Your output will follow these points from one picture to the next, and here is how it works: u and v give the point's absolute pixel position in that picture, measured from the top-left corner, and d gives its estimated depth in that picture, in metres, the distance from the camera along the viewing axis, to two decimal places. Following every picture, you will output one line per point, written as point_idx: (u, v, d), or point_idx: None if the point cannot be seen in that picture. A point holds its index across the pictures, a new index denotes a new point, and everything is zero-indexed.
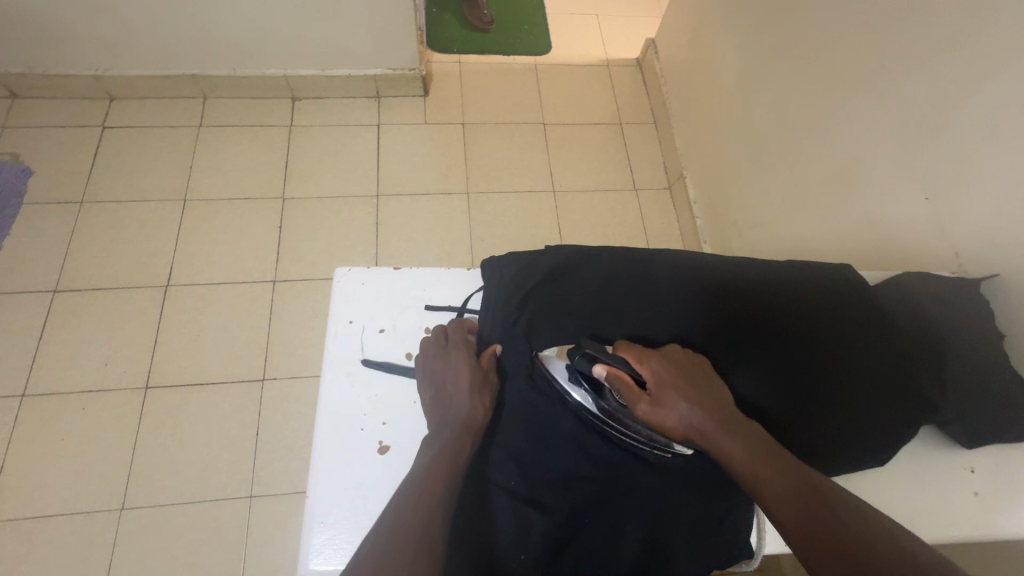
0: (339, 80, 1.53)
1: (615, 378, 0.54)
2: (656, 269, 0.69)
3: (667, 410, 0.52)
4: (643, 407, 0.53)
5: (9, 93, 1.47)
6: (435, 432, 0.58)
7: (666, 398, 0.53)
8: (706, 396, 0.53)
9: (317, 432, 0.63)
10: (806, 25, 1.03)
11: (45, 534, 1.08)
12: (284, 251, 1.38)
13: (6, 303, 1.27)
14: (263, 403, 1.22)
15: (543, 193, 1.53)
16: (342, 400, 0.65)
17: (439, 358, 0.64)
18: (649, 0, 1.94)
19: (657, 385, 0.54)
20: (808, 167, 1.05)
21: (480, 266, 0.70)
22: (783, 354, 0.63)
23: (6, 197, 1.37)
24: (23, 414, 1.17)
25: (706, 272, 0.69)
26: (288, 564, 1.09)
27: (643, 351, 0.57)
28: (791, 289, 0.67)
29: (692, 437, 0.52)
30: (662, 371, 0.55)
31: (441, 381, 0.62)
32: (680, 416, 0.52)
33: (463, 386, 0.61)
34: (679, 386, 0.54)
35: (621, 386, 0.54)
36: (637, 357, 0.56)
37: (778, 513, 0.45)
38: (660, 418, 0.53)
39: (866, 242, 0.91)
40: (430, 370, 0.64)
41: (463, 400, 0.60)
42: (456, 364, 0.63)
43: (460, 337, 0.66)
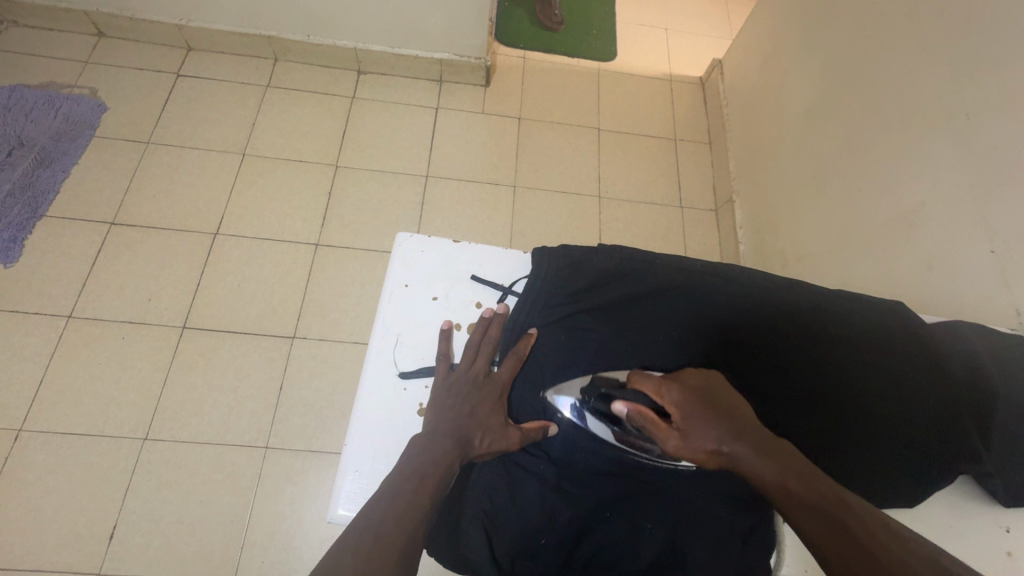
0: (407, 60, 1.56)
1: (638, 415, 0.53)
2: (711, 281, 0.68)
3: (696, 442, 0.49)
4: (673, 442, 0.50)
5: (96, 31, 1.54)
6: (437, 431, 0.55)
7: (693, 429, 0.50)
8: (730, 421, 0.49)
9: (361, 384, 0.65)
10: (888, 63, 1.02)
11: (71, 450, 1.13)
12: (330, 217, 1.41)
13: (66, 228, 1.33)
14: (291, 359, 1.25)
15: (589, 196, 1.53)
16: (388, 357, 0.67)
17: (464, 369, 0.63)
18: (720, 20, 1.93)
19: (682, 417, 0.51)
20: (868, 206, 1.03)
21: (532, 254, 0.68)
22: (819, 382, 0.63)
23: (80, 128, 1.43)
24: (67, 333, 1.23)
25: (763, 293, 0.67)
26: (293, 516, 1.12)
27: (662, 380, 0.55)
28: (847, 318, 0.66)
29: (722, 463, 0.48)
30: (684, 401, 0.52)
31: (464, 396, 0.60)
32: (708, 447, 0.49)
33: (483, 397, 0.60)
34: (704, 414, 0.50)
35: (646, 422, 0.52)
36: (655, 389, 0.54)
37: (815, 536, 0.41)
38: (693, 451, 0.49)
39: (923, 288, 0.89)
40: (452, 381, 0.62)
41: (472, 416, 0.58)
42: (484, 390, 0.61)
43: (492, 342, 0.66)
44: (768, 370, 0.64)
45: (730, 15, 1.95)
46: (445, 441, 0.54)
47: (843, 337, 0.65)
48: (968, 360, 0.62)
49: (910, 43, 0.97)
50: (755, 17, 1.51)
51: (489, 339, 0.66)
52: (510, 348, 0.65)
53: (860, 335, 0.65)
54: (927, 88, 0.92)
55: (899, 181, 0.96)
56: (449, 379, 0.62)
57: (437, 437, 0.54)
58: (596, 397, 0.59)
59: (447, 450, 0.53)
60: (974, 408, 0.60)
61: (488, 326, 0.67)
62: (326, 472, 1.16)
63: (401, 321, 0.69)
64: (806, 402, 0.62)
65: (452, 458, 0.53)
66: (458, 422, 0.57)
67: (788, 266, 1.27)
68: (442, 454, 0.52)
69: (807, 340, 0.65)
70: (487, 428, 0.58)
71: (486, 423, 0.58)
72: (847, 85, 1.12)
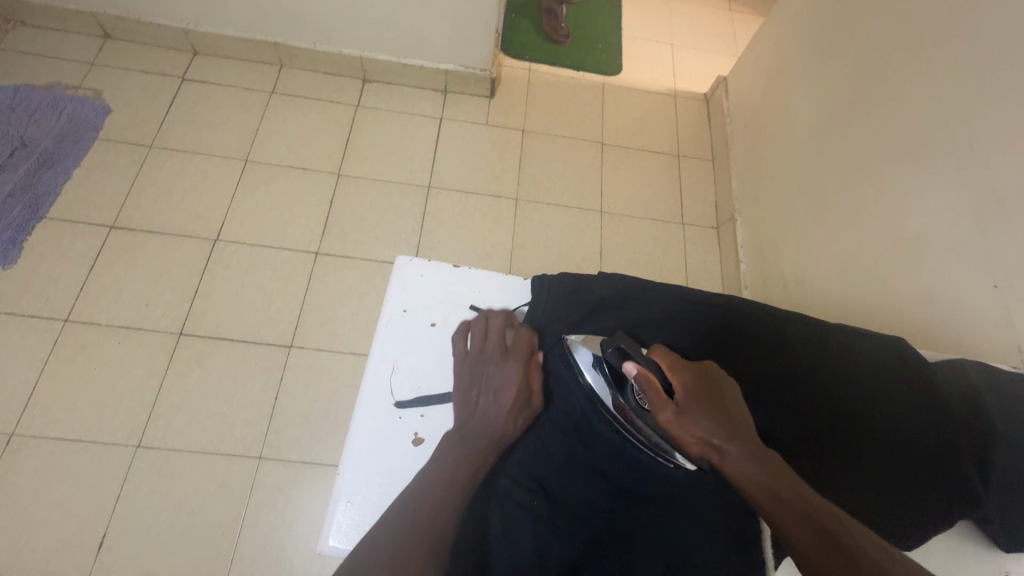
0: (412, 69, 1.56)
1: (644, 380, 0.56)
2: (704, 314, 0.68)
3: (689, 420, 0.52)
4: (666, 414, 0.53)
5: (102, 33, 1.54)
6: (467, 432, 0.59)
7: (690, 410, 0.52)
8: (730, 415, 0.51)
9: (355, 410, 0.64)
10: (893, 89, 1.01)
11: (63, 456, 1.12)
12: (331, 226, 1.41)
13: (66, 230, 1.32)
14: (287, 369, 1.24)
15: (591, 211, 1.53)
16: (385, 382, 0.66)
17: (478, 353, 0.65)
18: (726, 37, 1.94)
19: (685, 396, 0.53)
20: (870, 232, 1.03)
21: (533, 281, 0.70)
22: (818, 415, 0.63)
23: (83, 129, 1.43)
24: (63, 337, 1.22)
25: (759, 328, 0.68)
26: (284, 529, 1.11)
27: (679, 360, 0.58)
28: (841, 355, 0.66)
29: (707, 452, 0.51)
30: (692, 383, 0.54)
31: (487, 378, 0.62)
32: (699, 430, 0.51)
33: (506, 378, 0.62)
34: (706, 399, 0.53)
35: (649, 390, 0.55)
36: (670, 366, 0.57)
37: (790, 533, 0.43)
38: (682, 429, 0.52)
39: (924, 318, 0.88)
40: (470, 370, 0.63)
41: (499, 413, 0.60)
42: (506, 369, 0.63)
43: (498, 329, 0.66)
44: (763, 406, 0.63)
45: (736, 32, 1.95)
46: (477, 443, 0.58)
47: (840, 369, 0.65)
48: (968, 400, 0.61)
49: (915, 72, 0.97)
50: (761, 36, 1.51)
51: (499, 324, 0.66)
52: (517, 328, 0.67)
53: (855, 368, 0.65)
54: (931, 117, 0.92)
55: (902, 208, 0.96)
56: (471, 372, 0.63)
57: (468, 438, 0.58)
58: (613, 350, 0.61)
59: (462, 467, 0.55)
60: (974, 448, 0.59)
61: (495, 314, 0.67)
62: (319, 485, 1.15)
63: (398, 344, 0.69)
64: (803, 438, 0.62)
65: (485, 456, 0.57)
66: (485, 419, 0.60)
67: (788, 288, 1.27)
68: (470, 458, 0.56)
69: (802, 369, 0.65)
70: (515, 420, 0.61)
71: (515, 418, 0.61)
72: (851, 110, 1.12)
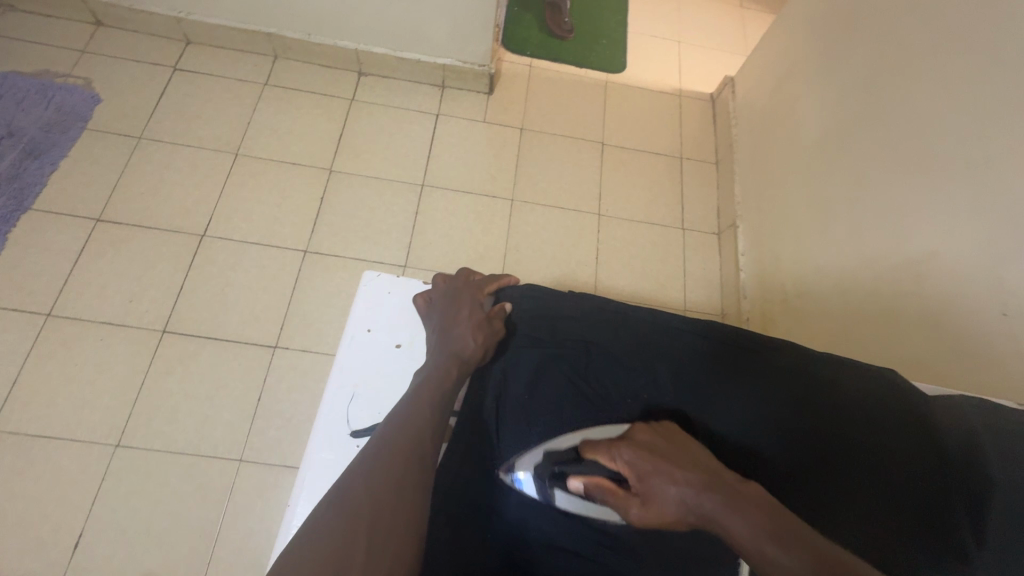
0: (409, 64, 1.52)
1: (596, 488, 0.56)
2: (678, 341, 0.72)
3: (658, 503, 0.53)
4: (636, 509, 0.54)
5: (94, 20, 1.51)
6: (433, 360, 0.69)
7: (651, 490, 0.53)
8: (691, 469, 0.53)
9: (310, 445, 0.70)
10: (904, 99, 0.97)
11: (41, 453, 1.11)
12: (321, 224, 1.38)
13: (51, 222, 1.30)
14: (271, 370, 1.22)
15: (589, 213, 1.49)
16: (344, 414, 0.72)
17: (443, 295, 0.79)
18: (735, 36, 1.88)
19: (637, 480, 0.54)
20: (871, 248, 1.00)
21: (501, 284, 0.82)
22: (795, 459, 0.62)
23: (71, 119, 1.40)
24: (45, 332, 1.20)
25: (729, 357, 0.70)
26: (262, 533, 1.10)
27: (611, 441, 0.58)
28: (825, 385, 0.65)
29: (691, 521, 0.52)
30: (635, 460, 0.55)
31: (448, 310, 0.76)
32: (670, 505, 0.52)
33: (461, 307, 0.75)
34: (656, 469, 0.54)
35: (606, 493, 0.56)
36: (607, 455, 0.57)
37: None
38: (656, 513, 0.53)
39: (928, 343, 0.85)
40: (435, 310, 0.77)
41: (462, 335, 0.71)
42: (462, 301, 0.76)
43: (456, 282, 0.81)
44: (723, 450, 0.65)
45: (745, 31, 1.90)
46: (443, 365, 0.68)
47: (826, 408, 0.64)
48: (966, 442, 0.58)
49: (927, 83, 0.93)
50: (771, 37, 1.46)
51: (461, 276, 0.82)
52: (478, 276, 0.83)
53: (841, 404, 0.64)
54: (941, 133, 0.88)
55: (908, 226, 0.92)
56: (434, 317, 0.76)
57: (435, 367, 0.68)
58: (549, 476, 0.61)
59: (430, 388, 0.64)
60: (969, 489, 0.55)
61: (460, 273, 0.83)
62: None
63: (359, 378, 0.75)
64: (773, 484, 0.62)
65: (449, 373, 0.67)
66: (451, 348, 0.70)
67: (787, 301, 1.23)
68: (436, 380, 0.66)
69: (786, 406, 0.65)
70: (474, 338, 0.71)
71: (473, 335, 0.71)
72: (856, 121, 1.08)
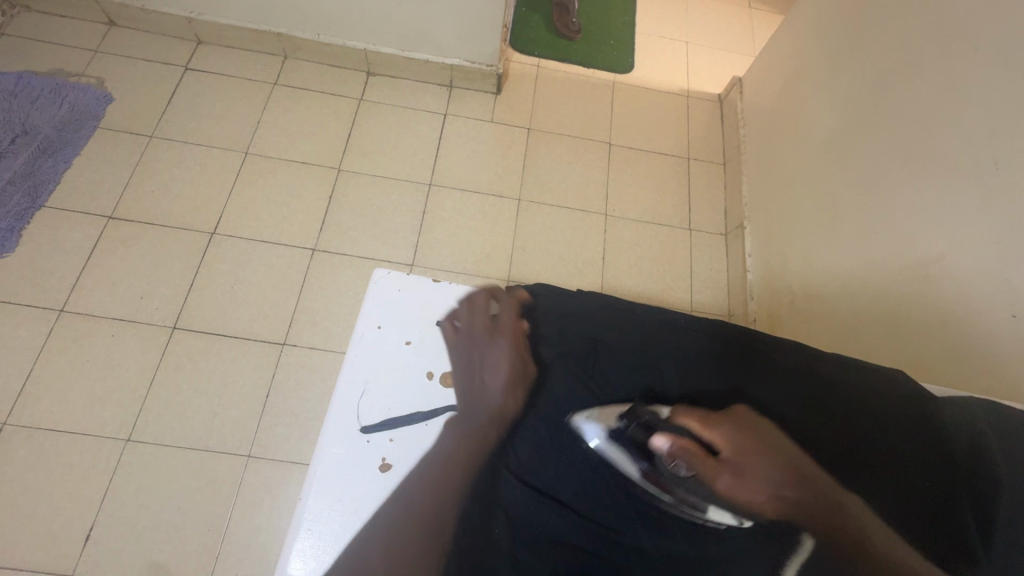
0: (418, 64, 1.53)
1: (684, 452, 0.54)
2: (685, 337, 0.72)
3: (750, 480, 0.53)
4: (726, 479, 0.53)
5: (107, 21, 1.53)
6: (469, 419, 0.67)
7: (744, 466, 0.54)
8: (777, 457, 0.55)
9: (320, 440, 0.71)
10: (915, 99, 0.96)
11: (54, 446, 1.12)
12: (329, 222, 1.39)
13: (64, 220, 1.32)
14: (279, 367, 1.23)
15: (596, 213, 1.49)
16: (354, 410, 0.73)
17: (472, 335, 0.74)
18: (744, 36, 1.87)
19: (733, 452, 0.54)
20: (880, 250, 0.99)
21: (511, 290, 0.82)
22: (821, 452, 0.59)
23: (84, 117, 1.42)
24: (58, 328, 1.22)
25: (735, 354, 0.70)
26: (270, 529, 1.11)
27: (705, 414, 0.57)
28: (837, 386, 0.65)
29: (772, 505, 0.53)
30: (732, 436, 0.55)
31: (481, 357, 0.72)
32: (757, 484, 0.53)
33: (501, 355, 0.71)
34: (749, 449, 0.55)
35: (693, 457, 0.54)
36: (702, 424, 0.56)
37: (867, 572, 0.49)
38: (744, 488, 0.53)
39: (938, 344, 0.84)
40: (464, 356, 0.73)
41: (497, 394, 0.68)
42: (495, 349, 0.72)
43: (484, 313, 0.75)
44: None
45: (754, 31, 1.89)
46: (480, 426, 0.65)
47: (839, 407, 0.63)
48: (972, 443, 0.59)
49: (938, 83, 0.92)
50: (780, 38, 1.45)
51: (487, 305, 0.76)
52: (504, 300, 0.77)
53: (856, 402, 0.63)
54: (951, 134, 0.88)
55: (916, 228, 0.92)
56: (465, 360, 0.73)
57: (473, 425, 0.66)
58: (636, 426, 0.58)
59: (471, 446, 0.63)
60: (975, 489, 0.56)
61: (486, 299, 0.77)
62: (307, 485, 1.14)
63: (370, 375, 0.76)
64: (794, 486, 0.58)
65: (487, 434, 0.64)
66: (487, 407, 0.67)
67: (795, 303, 1.22)
68: (475, 440, 0.64)
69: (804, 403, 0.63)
70: (510, 397, 0.67)
71: (510, 392, 0.67)
72: (865, 123, 1.07)
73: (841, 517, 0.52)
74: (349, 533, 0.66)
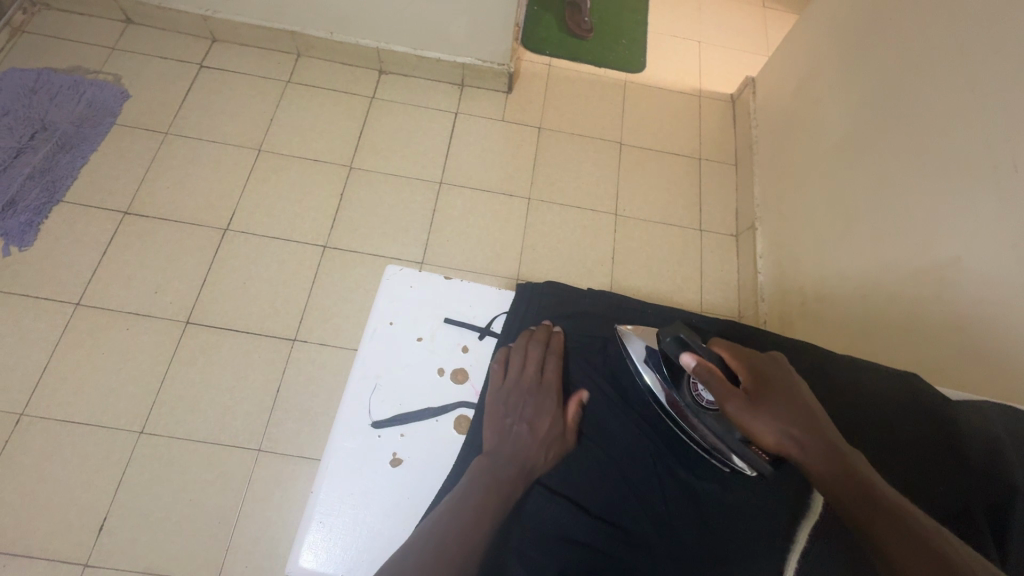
0: (429, 62, 1.53)
1: (706, 371, 0.61)
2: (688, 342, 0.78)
3: (761, 411, 0.57)
4: (736, 402, 0.58)
5: (125, 19, 1.55)
6: (499, 458, 0.66)
7: (759, 397, 0.58)
8: (801, 405, 0.57)
9: (332, 435, 0.72)
10: (932, 99, 0.95)
11: (69, 437, 1.14)
12: (340, 220, 1.40)
13: (81, 215, 1.34)
14: (290, 362, 1.24)
15: (606, 213, 1.48)
16: (365, 404, 0.74)
17: (519, 381, 0.74)
18: (757, 36, 1.86)
19: (753, 385, 0.59)
20: (894, 252, 0.98)
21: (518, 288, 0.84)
22: None
23: (102, 114, 1.44)
24: (74, 321, 1.24)
25: None
26: (279, 522, 1.12)
27: (742, 351, 0.64)
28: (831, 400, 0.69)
29: (779, 439, 0.55)
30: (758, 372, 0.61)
31: (523, 403, 0.71)
32: (767, 415, 0.56)
33: (541, 413, 0.71)
34: (772, 388, 0.59)
35: (712, 378, 0.61)
36: (734, 357, 0.63)
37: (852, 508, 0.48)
38: (751, 417, 0.57)
39: (953, 348, 0.83)
40: (508, 399, 0.72)
41: (532, 447, 0.68)
42: (541, 399, 0.72)
43: (536, 362, 0.75)
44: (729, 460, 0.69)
45: (768, 31, 1.88)
46: (509, 472, 0.65)
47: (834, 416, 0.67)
48: (987, 446, 0.58)
49: (956, 83, 0.91)
50: (794, 37, 1.44)
51: (543, 349, 0.76)
52: (557, 351, 0.77)
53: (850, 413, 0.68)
54: (969, 135, 0.87)
55: (932, 230, 0.91)
56: (507, 400, 0.72)
57: (503, 461, 0.66)
58: (672, 342, 0.67)
59: (505, 469, 0.65)
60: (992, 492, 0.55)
61: (542, 341, 0.77)
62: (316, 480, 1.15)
63: (381, 370, 0.76)
64: (775, 493, 0.65)
65: (515, 479, 0.64)
66: (519, 453, 0.67)
67: (806, 305, 1.21)
68: (505, 475, 0.64)
69: None
70: (543, 454, 0.68)
71: (546, 448, 0.68)
72: (880, 123, 1.06)
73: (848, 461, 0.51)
74: (358, 526, 0.67)
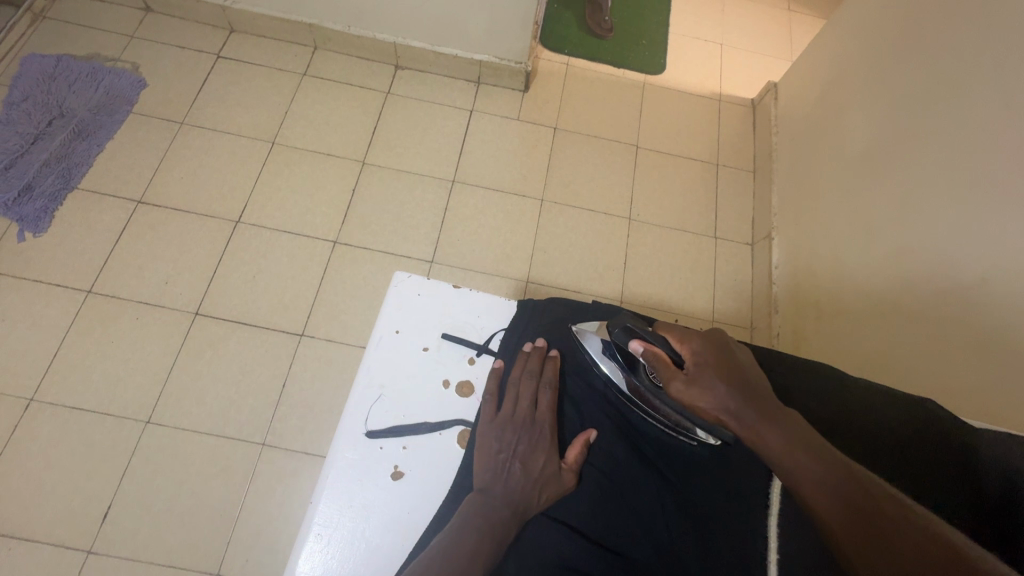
0: (446, 58, 1.51)
1: (652, 355, 0.62)
2: None
3: (704, 389, 0.57)
4: (679, 383, 0.58)
5: (144, 7, 1.55)
6: (491, 494, 0.64)
7: (700, 377, 0.58)
8: (744, 381, 0.56)
9: (333, 444, 0.71)
10: (962, 115, 0.91)
11: (77, 424, 1.15)
12: (351, 215, 1.39)
13: (95, 203, 1.34)
14: (296, 357, 1.24)
15: (620, 217, 1.46)
16: (366, 414, 0.73)
17: (512, 413, 0.71)
18: (781, 40, 1.81)
19: (695, 364, 0.59)
20: (916, 271, 0.95)
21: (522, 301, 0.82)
22: None
23: (119, 102, 1.45)
24: (85, 309, 1.25)
25: None
26: (281, 518, 1.12)
27: (687, 331, 0.63)
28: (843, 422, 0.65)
29: (723, 418, 0.55)
30: (700, 351, 0.60)
31: (518, 438, 0.69)
32: (712, 392, 0.56)
33: (536, 451, 0.68)
34: (715, 366, 0.58)
35: (658, 362, 0.61)
36: (680, 339, 0.63)
37: (817, 503, 0.46)
38: (696, 396, 0.57)
39: (974, 374, 0.80)
40: (503, 433, 0.69)
41: (527, 484, 0.65)
42: (536, 435, 0.69)
43: (530, 394, 0.72)
44: (730, 473, 0.66)
45: (792, 35, 1.83)
46: (501, 512, 0.62)
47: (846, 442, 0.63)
48: (1003, 478, 0.53)
49: (989, 99, 0.87)
50: (820, 43, 1.40)
51: (538, 373, 0.74)
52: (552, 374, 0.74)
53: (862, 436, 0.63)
54: (1001, 154, 0.83)
55: (958, 251, 0.87)
56: (499, 437, 0.69)
57: (496, 500, 0.63)
58: (620, 330, 0.68)
59: (496, 514, 0.62)
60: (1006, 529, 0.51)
61: (536, 363, 0.75)
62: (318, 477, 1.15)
63: (386, 379, 0.75)
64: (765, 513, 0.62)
65: (509, 520, 0.62)
66: (512, 491, 0.64)
67: (822, 319, 1.18)
68: (496, 515, 0.62)
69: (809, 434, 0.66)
70: (539, 493, 0.65)
71: (543, 485, 0.66)
72: (907, 137, 1.03)
73: (814, 442, 0.50)
74: (356, 539, 0.66)
